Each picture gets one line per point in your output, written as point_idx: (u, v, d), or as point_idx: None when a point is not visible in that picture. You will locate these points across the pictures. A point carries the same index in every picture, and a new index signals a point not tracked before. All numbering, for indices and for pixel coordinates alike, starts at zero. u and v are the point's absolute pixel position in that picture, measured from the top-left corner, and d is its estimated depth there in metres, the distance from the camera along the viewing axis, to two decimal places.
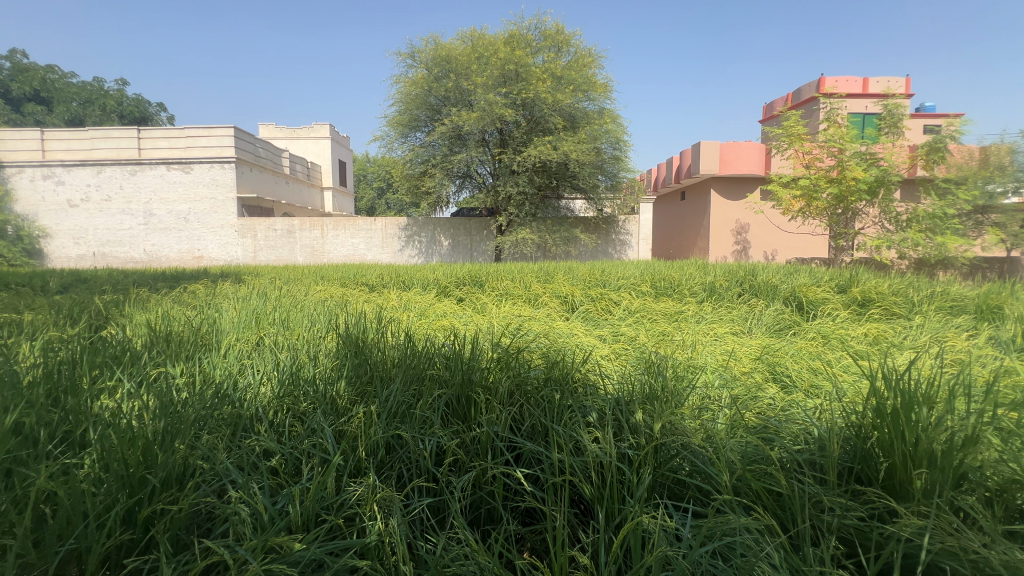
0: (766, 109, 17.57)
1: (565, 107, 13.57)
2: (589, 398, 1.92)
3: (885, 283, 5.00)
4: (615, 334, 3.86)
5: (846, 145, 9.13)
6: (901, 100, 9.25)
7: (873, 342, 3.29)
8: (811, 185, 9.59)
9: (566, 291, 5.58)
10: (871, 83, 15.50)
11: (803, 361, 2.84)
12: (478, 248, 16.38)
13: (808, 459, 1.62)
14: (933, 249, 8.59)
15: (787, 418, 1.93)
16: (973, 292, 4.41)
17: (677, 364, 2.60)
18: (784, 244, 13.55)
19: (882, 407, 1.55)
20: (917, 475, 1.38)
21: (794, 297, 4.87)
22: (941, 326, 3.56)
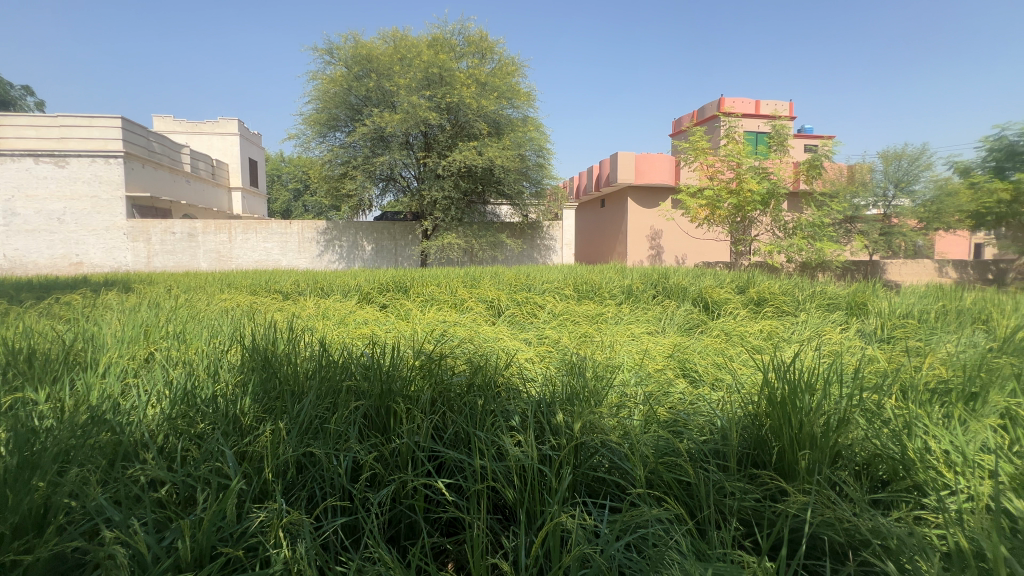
0: (676, 124, 18.97)
1: (490, 114, 13.64)
2: (512, 401, 1.94)
3: (776, 284, 5.58)
4: (539, 337, 3.93)
5: (742, 160, 10.07)
6: (787, 121, 10.39)
7: (766, 337, 3.65)
8: (714, 196, 10.48)
9: (492, 296, 5.59)
10: (762, 105, 17.30)
11: (709, 357, 3.07)
12: (402, 254, 15.94)
13: (712, 449, 1.75)
14: (814, 253, 9.73)
15: (695, 411, 2.07)
16: (845, 291, 5.05)
17: (597, 365, 2.69)
18: (692, 249, 14.68)
19: (773, 397, 1.71)
20: (801, 456, 1.53)
21: (701, 299, 5.28)
22: (821, 321, 4.04)
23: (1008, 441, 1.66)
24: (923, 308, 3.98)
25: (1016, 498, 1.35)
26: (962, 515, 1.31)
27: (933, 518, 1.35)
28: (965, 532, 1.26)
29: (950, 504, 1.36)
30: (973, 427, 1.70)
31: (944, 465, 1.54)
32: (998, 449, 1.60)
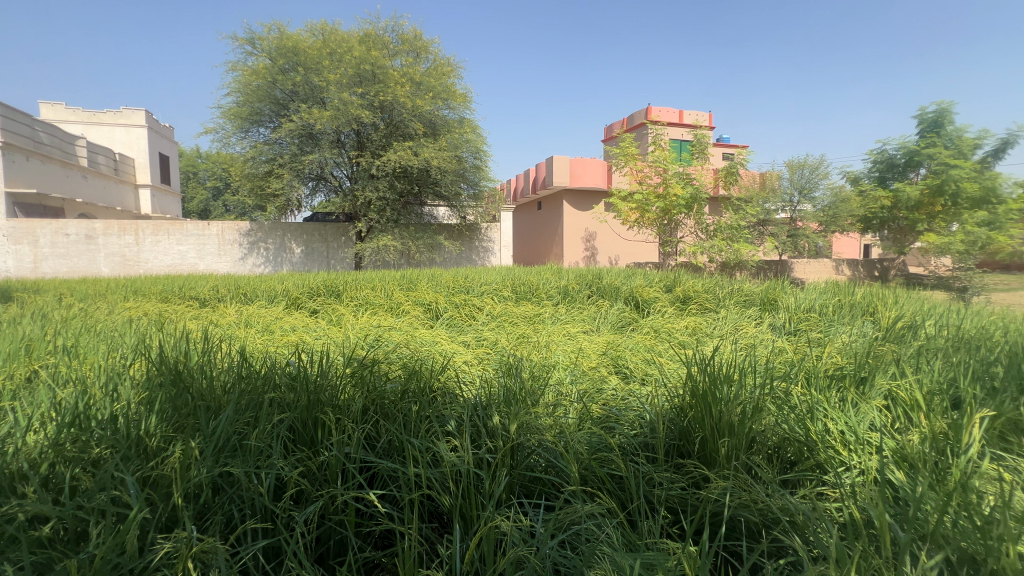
0: (607, 130, 19.70)
1: (425, 114, 13.41)
2: (448, 406, 1.91)
3: (699, 283, 5.95)
4: (477, 339, 3.91)
5: (668, 166, 10.65)
6: (707, 131, 11.14)
7: (691, 333, 3.89)
8: (643, 200, 11.00)
9: (429, 299, 5.49)
10: (685, 115, 18.41)
11: (640, 353, 3.21)
12: (335, 256, 15.25)
13: (641, 442, 1.83)
14: (732, 253, 10.45)
15: (626, 406, 2.15)
16: (758, 288, 5.50)
17: (534, 365, 2.72)
18: (624, 250, 15.31)
19: (696, 390, 1.81)
20: (721, 444, 1.64)
21: (633, 297, 5.52)
22: (739, 317, 4.36)
23: (891, 420, 1.88)
24: (823, 302, 4.42)
25: (898, 470, 1.53)
26: (856, 489, 1.46)
27: (832, 493, 1.49)
28: (858, 504, 1.40)
29: (846, 479, 1.51)
30: (863, 408, 1.90)
31: (841, 443, 1.71)
32: (884, 427, 1.80)
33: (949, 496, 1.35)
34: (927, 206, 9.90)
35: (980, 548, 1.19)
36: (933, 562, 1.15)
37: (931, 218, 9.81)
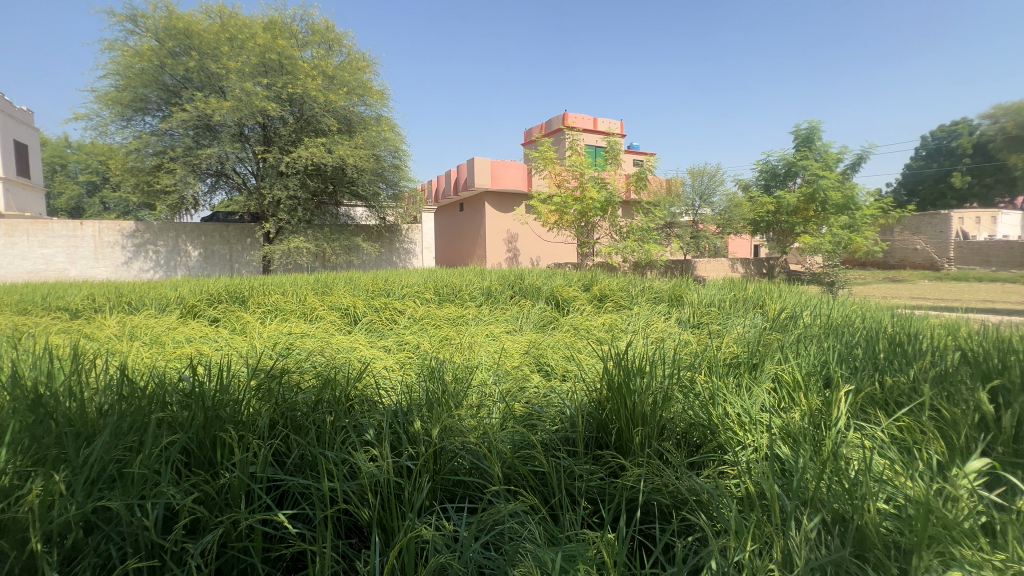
0: (526, 134, 20.09)
1: (339, 110, 12.75)
2: (367, 415, 1.82)
3: (614, 282, 6.27)
4: (398, 343, 3.79)
5: (584, 171, 11.10)
6: (619, 139, 11.77)
7: (608, 329, 4.08)
8: (561, 202, 11.36)
9: (347, 303, 5.22)
10: (599, 122, 19.32)
11: (561, 350, 3.30)
12: (239, 259, 14.01)
13: (562, 437, 1.89)
14: (643, 253, 11.11)
15: (548, 403, 2.20)
16: (666, 285, 5.91)
17: (457, 367, 2.69)
18: (544, 251, 15.70)
19: (611, 383, 1.90)
20: (635, 433, 1.73)
21: (553, 297, 5.69)
22: (650, 313, 4.66)
23: (778, 401, 2.10)
24: (721, 297, 4.86)
25: (784, 444, 1.71)
26: (750, 465, 1.61)
27: (731, 470, 1.64)
28: (753, 479, 1.55)
29: (742, 457, 1.67)
30: (755, 391, 2.11)
31: (738, 424, 1.88)
32: (773, 407, 2.01)
33: (823, 464, 1.54)
34: (803, 211, 11.08)
35: (848, 507, 1.37)
36: (812, 525, 1.30)
37: (806, 221, 11.09)
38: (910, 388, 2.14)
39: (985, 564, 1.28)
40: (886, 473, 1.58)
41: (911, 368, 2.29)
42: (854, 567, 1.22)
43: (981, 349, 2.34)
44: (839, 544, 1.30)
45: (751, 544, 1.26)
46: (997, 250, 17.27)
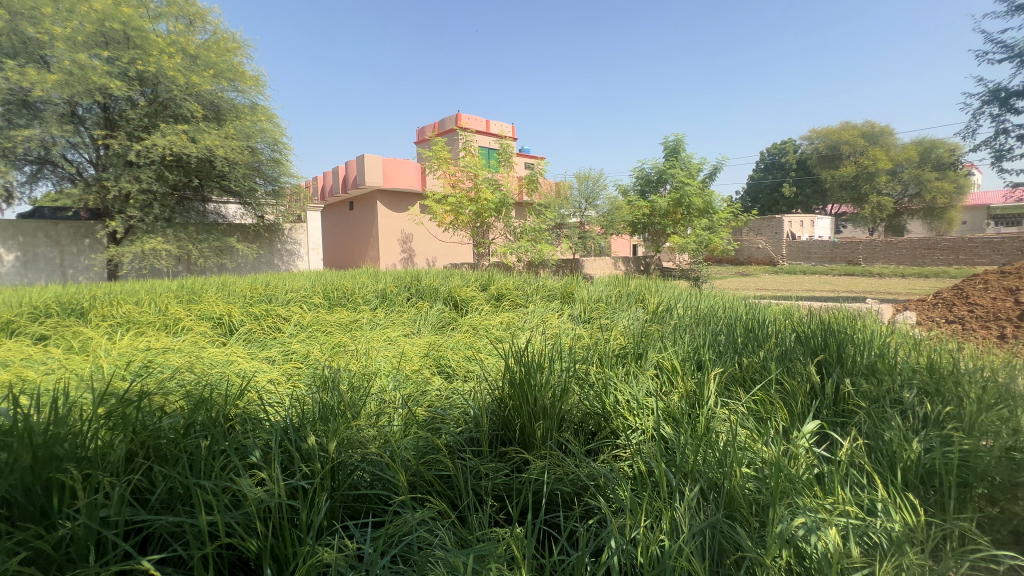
0: (418, 132, 19.68)
1: (204, 94, 11.26)
2: (252, 434, 1.65)
3: (510, 281, 6.43)
4: (285, 353, 3.48)
5: (479, 172, 11.18)
6: (511, 142, 12.06)
7: (505, 327, 4.17)
8: (456, 203, 11.32)
9: (220, 311, 4.65)
10: (491, 124, 19.64)
11: (460, 351, 3.29)
12: (74, 264, 11.78)
13: (467, 438, 1.89)
14: (536, 253, 11.51)
15: (451, 405, 2.18)
16: (559, 283, 6.21)
17: (353, 375, 2.55)
18: (440, 251, 15.55)
19: (514, 379, 1.94)
20: (537, 427, 1.80)
21: (451, 297, 5.65)
22: (544, 309, 4.87)
23: (660, 386, 2.33)
24: (607, 293, 5.24)
25: (667, 425, 1.90)
26: (639, 446, 1.77)
27: (624, 453, 1.78)
28: (643, 459, 1.70)
29: (632, 440, 1.82)
30: (641, 378, 2.31)
31: (628, 410, 2.04)
32: (656, 391, 2.22)
33: (700, 439, 1.74)
34: (673, 214, 12.35)
35: (720, 475, 1.57)
36: (692, 494, 1.47)
37: (675, 222, 12.37)
38: (760, 366, 2.51)
39: (819, 508, 1.56)
40: (747, 442, 1.83)
41: (760, 349, 2.68)
42: (726, 528, 1.41)
43: (808, 330, 2.83)
44: (715, 509, 1.49)
45: (644, 519, 1.39)
46: (816, 248, 20.99)
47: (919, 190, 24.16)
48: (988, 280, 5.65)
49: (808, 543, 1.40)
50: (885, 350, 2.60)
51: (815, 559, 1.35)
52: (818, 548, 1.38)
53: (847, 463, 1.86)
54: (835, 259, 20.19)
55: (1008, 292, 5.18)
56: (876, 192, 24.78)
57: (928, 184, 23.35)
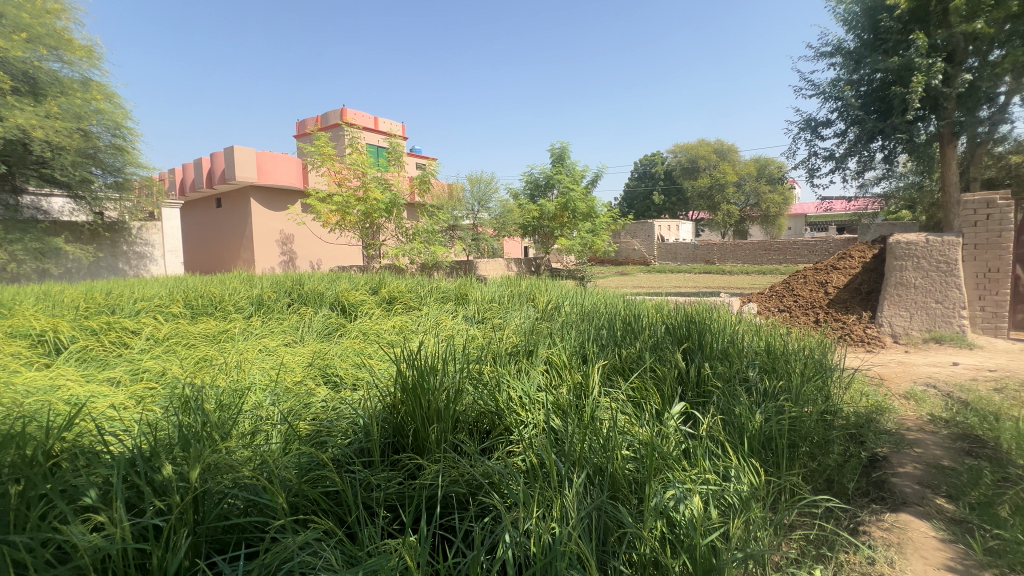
0: (298, 125, 18.20)
1: (14, 63, 9.20)
2: (87, 471, 1.39)
3: (402, 284, 6.24)
4: (132, 372, 2.97)
5: (367, 170, 10.60)
6: (401, 141, 11.68)
7: (398, 331, 4.04)
8: (342, 202, 10.65)
9: (41, 326, 3.82)
10: (380, 121, 18.89)
11: (349, 358, 3.10)
12: None
13: (356, 449, 1.79)
14: (429, 256, 11.07)
15: (338, 416, 2.04)
16: (453, 285, 6.15)
17: (221, 392, 2.27)
18: (325, 253, 14.51)
19: (406, 384, 1.88)
20: (431, 431, 1.77)
21: (339, 302, 5.32)
22: (438, 312, 4.81)
23: (550, 380, 2.43)
24: (500, 294, 5.33)
25: (556, 416, 1.99)
26: (531, 439, 1.83)
27: (517, 448, 1.84)
28: (534, 452, 1.76)
29: (524, 434, 1.88)
30: (532, 373, 2.39)
31: (520, 405, 2.10)
32: (545, 385, 2.32)
33: (586, 428, 1.85)
34: (560, 217, 12.95)
35: (604, 460, 1.69)
36: (579, 481, 1.56)
37: (562, 225, 12.97)
38: (637, 355, 2.75)
39: (686, 479, 1.76)
40: (626, 426, 2.00)
41: (637, 340, 2.94)
42: (610, 508, 1.53)
43: (675, 322, 3.17)
44: (600, 492, 1.61)
45: (537, 510, 1.44)
46: (682, 249, 23.61)
47: (757, 201, 28.62)
48: (806, 276, 6.74)
49: (678, 511, 1.57)
50: (734, 336, 3.01)
51: (683, 525, 1.52)
52: (686, 514, 1.56)
53: (706, 437, 2.12)
54: (696, 259, 22.92)
55: (820, 283, 6.40)
56: (725, 201, 29.05)
57: (764, 196, 27.85)
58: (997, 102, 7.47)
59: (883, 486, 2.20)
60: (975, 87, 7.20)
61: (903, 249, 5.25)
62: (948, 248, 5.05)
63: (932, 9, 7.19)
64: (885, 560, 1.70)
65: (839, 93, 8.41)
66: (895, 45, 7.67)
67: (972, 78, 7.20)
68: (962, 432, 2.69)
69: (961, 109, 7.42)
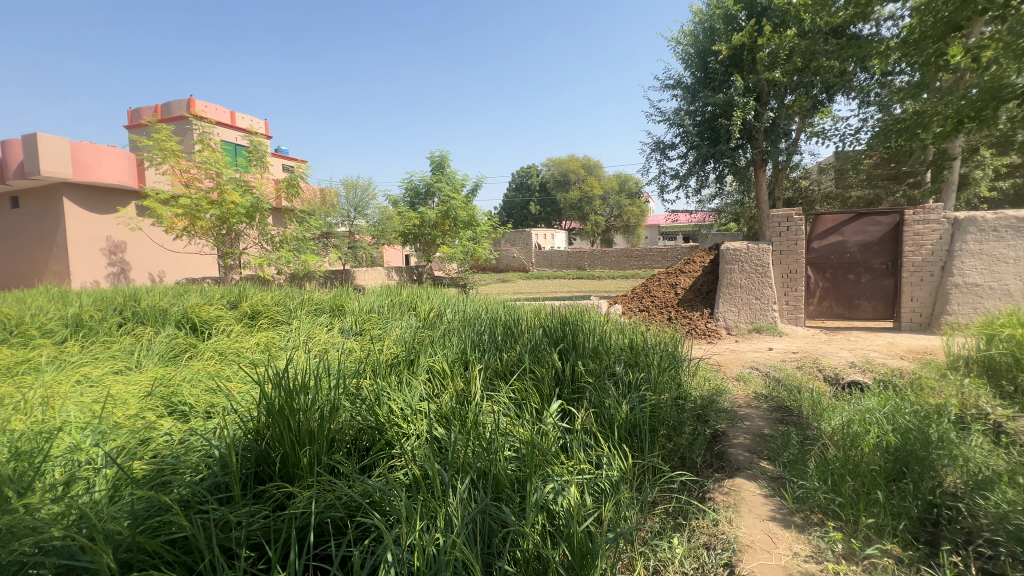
0: (130, 114, 15.50)
1: None
2: None
3: (267, 296, 5.64)
4: None
5: (222, 170, 9.28)
6: (264, 139, 10.55)
7: (263, 349, 3.64)
8: (192, 204, 9.14)
9: None
10: (237, 118, 16.99)
11: (201, 383, 2.71)
12: None
13: (210, 485, 1.58)
14: (300, 265, 10.18)
15: (187, 449, 1.77)
16: (327, 296, 5.73)
17: (19, 438, 1.81)
18: (169, 263, 12.49)
19: (271, 406, 1.70)
20: (302, 455, 1.63)
21: (187, 319, 4.61)
22: (311, 325, 4.45)
23: (432, 389, 2.40)
24: (379, 304, 5.12)
25: (439, 426, 1.97)
26: (413, 451, 1.78)
27: (399, 462, 1.78)
28: (417, 464, 1.71)
29: (406, 447, 1.83)
30: (414, 384, 2.32)
31: (402, 417, 2.02)
32: (428, 395, 2.27)
33: (469, 434, 1.86)
34: (441, 225, 12.82)
35: (487, 463, 1.73)
36: (463, 487, 1.57)
37: (443, 233, 12.85)
38: (518, 359, 2.84)
39: (564, 472, 1.88)
40: (508, 428, 2.05)
41: (516, 344, 3.05)
42: (494, 510, 1.56)
43: (551, 324, 3.36)
44: (484, 496, 1.63)
45: (420, 523, 1.41)
46: (557, 257, 25.09)
47: (620, 213, 31.75)
48: (660, 278, 7.61)
49: (557, 503, 1.67)
50: (603, 334, 3.29)
51: (562, 516, 1.63)
52: (564, 505, 1.66)
53: (581, 430, 2.28)
54: (570, 266, 24.56)
55: (671, 284, 7.31)
56: (593, 212, 31.90)
57: (625, 208, 30.98)
58: (791, 137, 9.31)
59: (723, 456, 2.59)
60: (776, 124, 8.93)
61: (732, 255, 6.24)
62: (762, 253, 6.11)
63: (745, 57, 8.77)
64: (725, 519, 1.98)
65: (680, 120, 9.74)
66: (719, 84, 9.15)
67: (773, 116, 8.90)
68: (778, 404, 3.28)
69: (767, 140, 9.14)
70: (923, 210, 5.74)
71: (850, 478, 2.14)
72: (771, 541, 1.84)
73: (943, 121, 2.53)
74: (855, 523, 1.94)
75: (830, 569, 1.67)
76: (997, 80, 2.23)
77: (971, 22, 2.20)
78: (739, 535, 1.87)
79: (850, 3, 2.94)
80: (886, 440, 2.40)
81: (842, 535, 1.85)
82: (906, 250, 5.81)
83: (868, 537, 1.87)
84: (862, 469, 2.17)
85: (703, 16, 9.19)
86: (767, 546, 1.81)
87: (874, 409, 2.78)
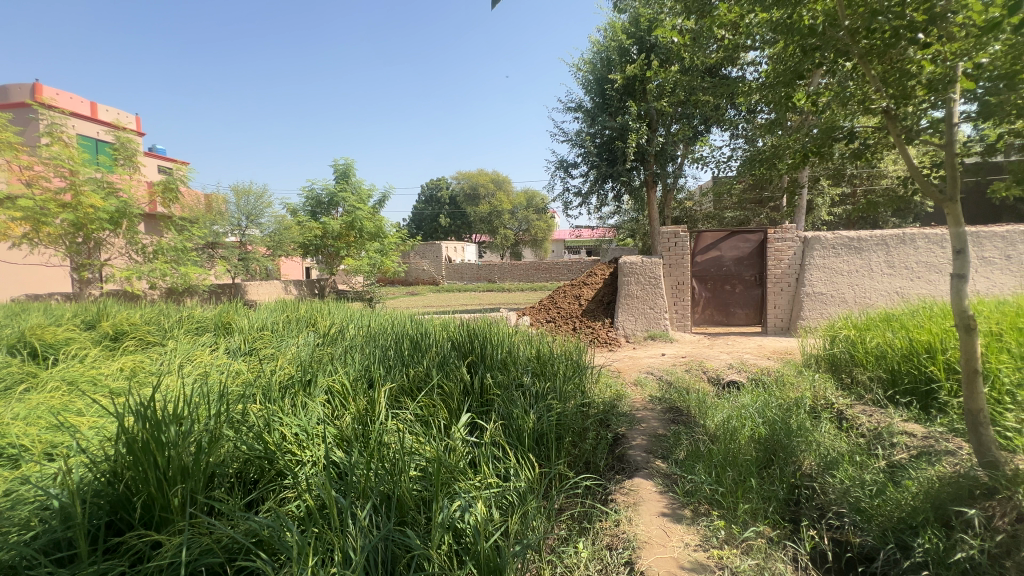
0: None
1: None
2: None
3: (135, 314, 4.91)
4: None
5: (78, 168, 7.96)
6: (132, 135, 9.25)
7: (129, 375, 3.16)
8: (35, 207, 7.65)
9: None
10: (99, 111, 14.84)
11: (40, 420, 2.26)
12: None
13: (48, 543, 1.31)
14: (179, 278, 9.02)
15: (13, 502, 1.46)
16: (211, 312, 5.14)
17: None
18: (4, 278, 10.45)
19: (132, 442, 1.45)
20: (173, 494, 1.42)
21: (24, 344, 3.84)
22: (191, 346, 3.94)
23: (332, 410, 2.23)
24: (273, 321, 4.69)
25: (339, 450, 1.84)
26: (309, 480, 1.64)
27: (292, 493, 1.63)
28: (311, 494, 1.59)
29: (300, 476, 1.68)
30: (311, 407, 2.14)
31: (295, 444, 1.86)
32: (326, 417, 2.10)
33: (371, 455, 1.76)
34: (345, 237, 12.20)
35: (390, 486, 1.65)
36: (364, 513, 1.48)
37: (348, 245, 12.23)
38: (425, 374, 2.76)
39: (472, 488, 1.85)
40: (414, 446, 1.97)
41: (424, 358, 2.97)
42: (397, 535, 1.49)
43: (460, 337, 3.33)
44: (386, 521, 1.55)
45: (314, 558, 1.30)
46: (467, 270, 25.11)
47: (528, 227, 33.00)
48: (566, 291, 7.92)
49: (463, 520, 1.64)
50: (511, 346, 3.33)
51: (468, 533, 1.60)
52: (470, 522, 1.63)
53: (489, 442, 2.27)
54: (480, 279, 24.65)
55: (576, 296, 7.66)
56: (502, 226, 32.80)
57: (533, 223, 32.27)
58: (677, 162, 10.32)
59: (623, 458, 2.74)
60: (665, 148, 9.87)
61: (629, 267, 6.72)
62: (654, 266, 6.66)
63: (636, 88, 9.60)
64: (625, 518, 2.08)
65: (582, 141, 10.35)
66: (615, 110, 9.87)
67: (662, 142, 9.82)
68: (670, 406, 3.55)
69: (657, 164, 10.05)
70: (781, 230, 6.63)
71: (731, 469, 2.36)
72: (665, 534, 1.97)
73: (795, 154, 2.93)
74: (735, 509, 2.15)
75: (715, 555, 1.83)
76: (830, 122, 2.65)
77: (810, 75, 2.57)
78: (638, 533, 1.98)
79: (720, 48, 3.30)
80: (757, 432, 2.69)
81: (724, 522, 2.03)
82: (770, 264, 6.67)
83: (746, 521, 2.08)
84: (739, 460, 2.40)
85: (600, 47, 9.88)
86: (661, 540, 1.93)
87: (747, 406, 3.12)
